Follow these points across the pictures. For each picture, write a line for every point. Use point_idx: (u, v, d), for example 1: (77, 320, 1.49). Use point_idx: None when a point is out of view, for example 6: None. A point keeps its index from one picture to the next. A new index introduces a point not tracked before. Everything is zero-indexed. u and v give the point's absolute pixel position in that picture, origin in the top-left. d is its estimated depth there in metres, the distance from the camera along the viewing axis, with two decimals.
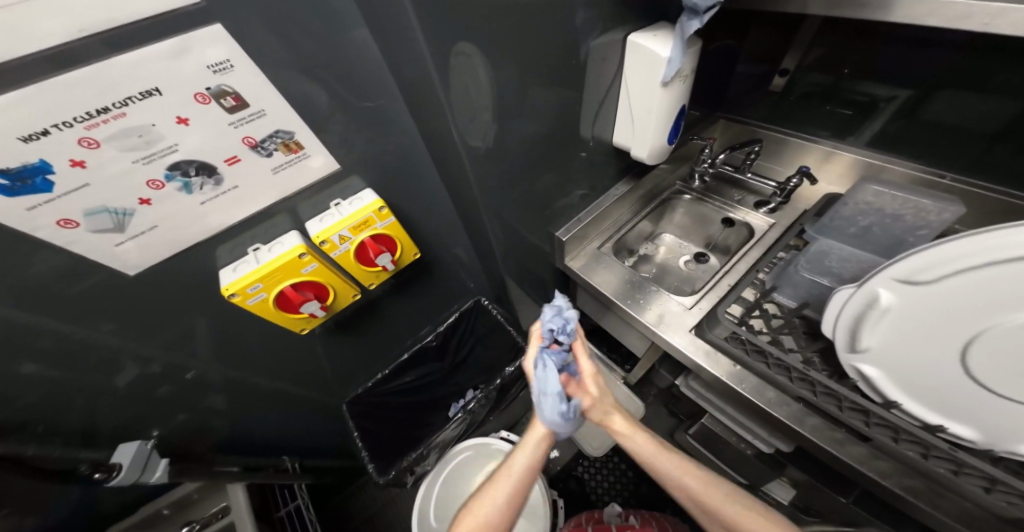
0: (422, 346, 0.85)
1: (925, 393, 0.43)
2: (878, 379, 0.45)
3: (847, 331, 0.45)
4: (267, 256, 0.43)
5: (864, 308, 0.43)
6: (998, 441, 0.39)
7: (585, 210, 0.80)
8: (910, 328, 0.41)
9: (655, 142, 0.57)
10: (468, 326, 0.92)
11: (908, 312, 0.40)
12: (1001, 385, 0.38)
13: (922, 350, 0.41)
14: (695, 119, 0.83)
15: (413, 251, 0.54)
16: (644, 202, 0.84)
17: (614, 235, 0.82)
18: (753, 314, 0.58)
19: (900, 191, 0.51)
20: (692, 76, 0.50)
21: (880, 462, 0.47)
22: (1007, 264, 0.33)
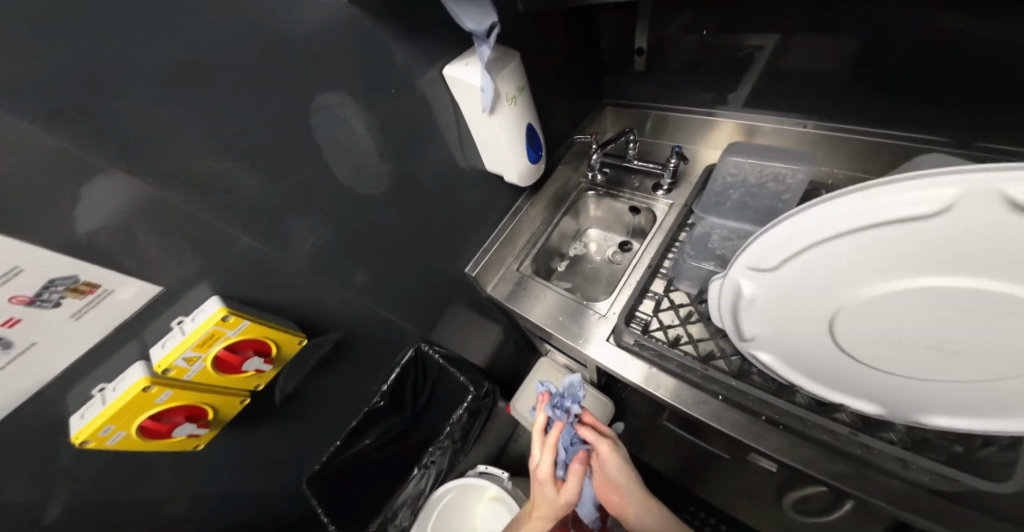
0: (371, 409, 0.82)
1: (819, 372, 0.40)
2: (775, 363, 0.42)
3: (732, 320, 0.42)
4: (112, 395, 0.40)
5: (736, 295, 0.40)
6: (901, 413, 0.37)
7: (491, 234, 0.78)
8: (777, 313, 0.38)
9: (518, 166, 0.51)
10: (417, 373, 0.88)
11: (770, 300, 0.37)
12: (871, 356, 0.35)
13: (795, 335, 0.38)
14: (583, 113, 0.82)
15: (294, 340, 0.51)
16: (556, 206, 0.82)
17: (531, 250, 0.79)
18: (660, 309, 0.56)
19: (756, 159, 0.50)
20: (522, 94, 0.46)
21: (804, 450, 0.45)
22: (867, 231, 0.28)
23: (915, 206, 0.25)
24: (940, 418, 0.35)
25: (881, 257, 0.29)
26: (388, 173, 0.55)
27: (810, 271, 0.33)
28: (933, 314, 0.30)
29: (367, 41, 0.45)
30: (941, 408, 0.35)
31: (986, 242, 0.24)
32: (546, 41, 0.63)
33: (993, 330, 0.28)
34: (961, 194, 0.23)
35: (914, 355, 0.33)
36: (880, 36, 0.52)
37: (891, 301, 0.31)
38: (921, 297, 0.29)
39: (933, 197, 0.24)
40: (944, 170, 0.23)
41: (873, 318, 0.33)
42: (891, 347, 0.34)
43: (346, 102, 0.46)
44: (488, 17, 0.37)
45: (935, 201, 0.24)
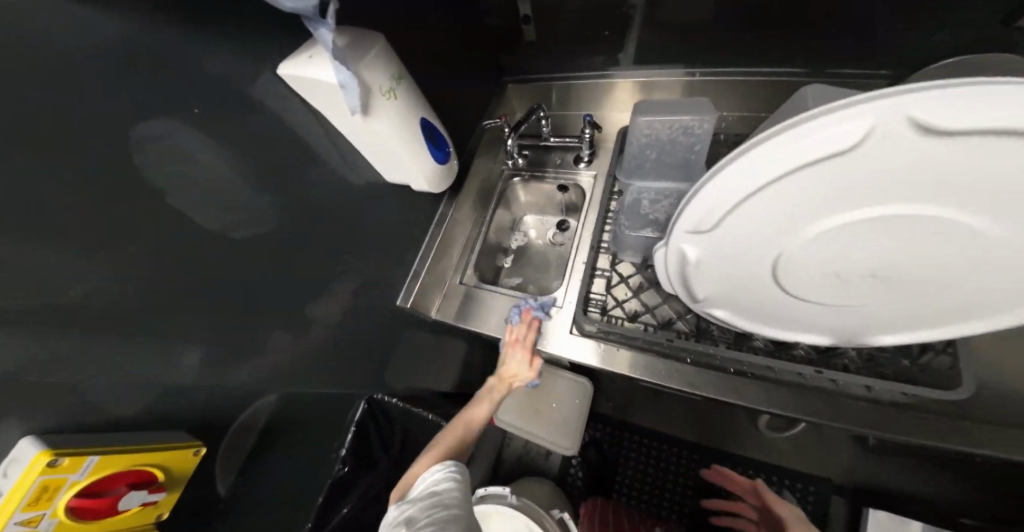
0: (337, 479, 0.69)
1: (773, 318, 0.39)
2: (731, 318, 0.41)
3: (683, 285, 0.40)
4: None
5: (682, 262, 0.38)
6: (851, 338, 0.38)
7: (421, 253, 0.70)
8: (724, 271, 0.36)
9: (425, 172, 0.42)
10: (378, 422, 0.76)
11: (715, 259, 0.35)
12: (817, 295, 0.35)
13: (745, 289, 0.37)
14: (485, 98, 0.75)
15: (187, 453, 0.40)
16: (484, 201, 0.76)
17: (470, 257, 0.73)
18: (613, 285, 0.55)
19: (664, 116, 0.45)
20: (403, 85, 0.35)
21: (778, 394, 0.45)
22: (794, 175, 0.26)
23: (834, 142, 0.23)
24: (885, 335, 0.37)
25: (814, 201, 0.27)
26: (273, 218, 0.44)
27: (747, 227, 0.31)
28: (864, 250, 0.30)
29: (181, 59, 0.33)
30: (883, 326, 0.36)
31: (897, 171, 0.23)
32: (423, 22, 0.54)
33: (915, 250, 0.28)
34: (871, 125, 0.22)
35: (855, 286, 0.33)
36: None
37: (831, 242, 0.30)
38: (854, 236, 0.29)
39: (852, 130, 0.22)
40: (854, 99, 0.21)
41: (815, 261, 0.32)
42: (834, 284, 0.33)
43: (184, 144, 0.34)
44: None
45: (848, 135, 0.23)
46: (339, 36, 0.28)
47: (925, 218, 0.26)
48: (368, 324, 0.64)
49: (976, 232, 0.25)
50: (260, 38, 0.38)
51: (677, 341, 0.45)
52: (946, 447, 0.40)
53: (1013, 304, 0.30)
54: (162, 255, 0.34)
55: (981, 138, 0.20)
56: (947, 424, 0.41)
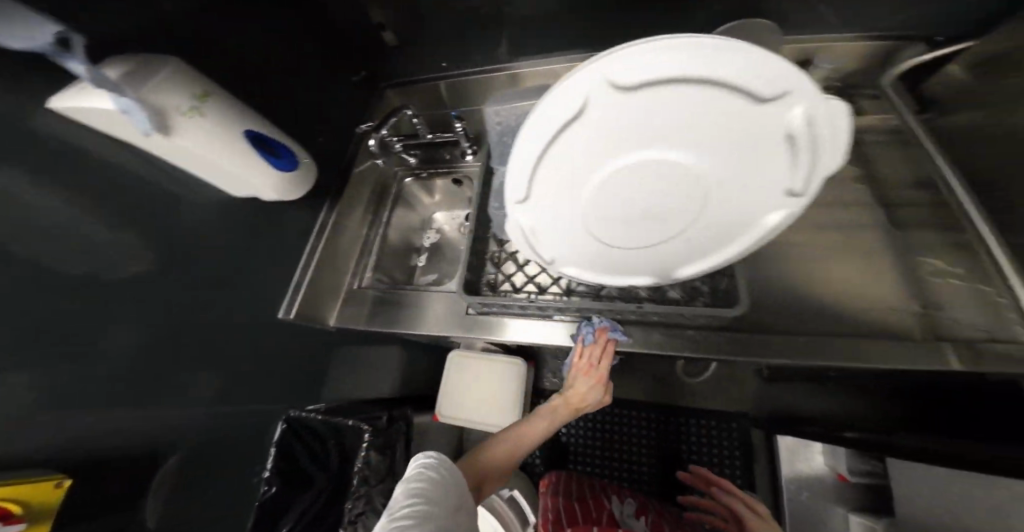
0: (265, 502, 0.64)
1: (607, 264, 0.50)
2: (580, 271, 0.52)
3: (535, 250, 0.50)
4: None
5: (524, 230, 0.48)
6: (664, 273, 0.49)
7: (306, 257, 0.68)
8: (555, 229, 0.47)
9: (266, 186, 0.43)
10: (309, 440, 0.70)
11: (546, 220, 0.46)
12: (622, 241, 0.46)
13: (576, 243, 0.48)
14: (364, 106, 0.78)
15: (46, 487, 0.38)
16: (378, 202, 0.78)
17: (369, 257, 0.74)
18: (503, 264, 0.63)
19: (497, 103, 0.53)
20: (207, 104, 0.37)
21: (631, 334, 0.54)
22: (558, 140, 0.37)
23: (567, 111, 0.35)
24: (683, 268, 0.48)
25: (581, 159, 0.38)
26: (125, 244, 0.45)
27: (550, 189, 0.42)
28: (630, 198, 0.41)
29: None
30: (679, 261, 0.47)
31: (613, 129, 0.35)
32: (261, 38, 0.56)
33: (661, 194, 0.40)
34: (580, 95, 0.34)
35: (641, 229, 0.44)
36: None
37: (607, 194, 0.40)
38: (619, 188, 0.40)
39: (571, 103, 0.34)
40: (565, 81, 0.33)
41: (606, 212, 0.42)
42: (628, 229, 0.44)
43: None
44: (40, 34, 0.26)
45: (572, 106, 0.34)
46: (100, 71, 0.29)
47: (650, 167, 0.38)
48: (268, 339, 0.64)
49: (683, 172, 0.37)
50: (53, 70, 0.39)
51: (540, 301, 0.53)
52: (754, 359, 0.51)
53: (742, 229, 0.41)
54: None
55: (642, 99, 0.33)
56: (750, 340, 0.52)
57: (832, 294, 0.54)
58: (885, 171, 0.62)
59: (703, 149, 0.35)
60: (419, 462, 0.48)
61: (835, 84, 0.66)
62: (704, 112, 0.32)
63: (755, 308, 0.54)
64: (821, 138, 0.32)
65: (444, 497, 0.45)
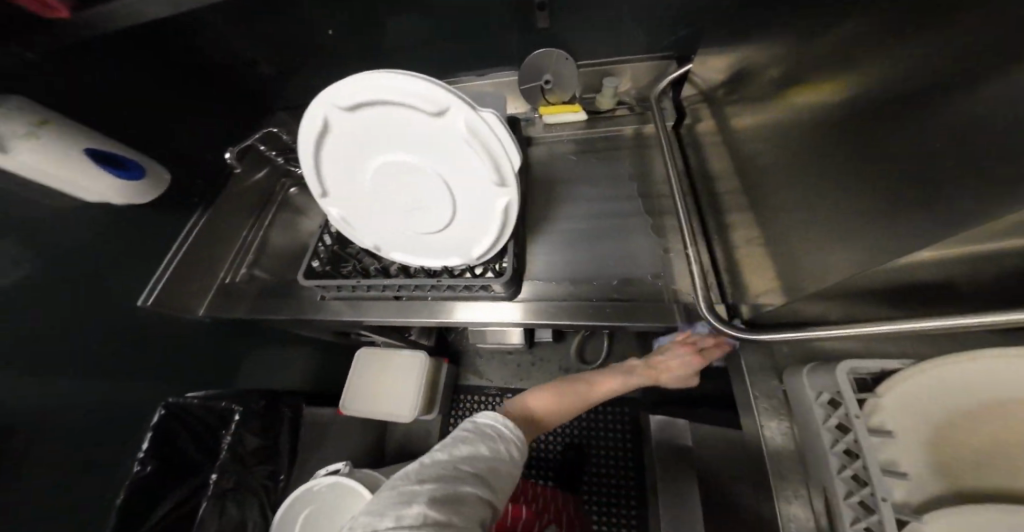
0: (136, 481, 0.68)
1: (419, 249, 0.63)
2: (401, 257, 0.64)
3: (358, 241, 0.62)
4: None
5: (342, 221, 0.60)
6: (462, 253, 0.62)
7: (176, 252, 0.75)
8: (364, 220, 0.60)
9: (106, 194, 0.57)
10: (189, 424, 0.77)
11: (353, 213, 0.59)
12: (416, 226, 0.59)
13: (385, 230, 0.61)
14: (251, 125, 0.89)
15: None
16: (261, 210, 0.90)
17: (250, 256, 0.86)
18: (355, 260, 0.76)
19: None
20: (42, 131, 0.48)
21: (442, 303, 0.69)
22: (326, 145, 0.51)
23: (321, 126, 0.49)
24: (472, 247, 0.61)
25: (351, 157, 0.52)
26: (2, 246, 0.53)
27: (345, 184, 0.56)
28: (402, 187, 0.55)
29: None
30: (468, 242, 0.61)
31: (363, 135, 0.50)
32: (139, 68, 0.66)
33: (421, 183, 0.54)
34: (322, 113, 0.48)
35: (422, 215, 0.57)
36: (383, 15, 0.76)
37: (383, 185, 0.54)
38: (390, 179, 0.54)
39: (320, 119, 0.49)
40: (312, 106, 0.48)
41: (391, 200, 0.56)
42: (414, 215, 0.57)
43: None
44: None
45: (322, 122, 0.49)
46: None
47: (402, 161, 0.52)
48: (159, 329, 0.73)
49: (423, 164, 0.52)
50: None
51: (374, 282, 0.68)
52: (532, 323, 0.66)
53: (492, 213, 0.56)
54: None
55: (369, 112, 0.48)
56: (536, 308, 0.68)
57: (612, 268, 0.69)
58: (654, 166, 0.78)
59: (427, 146, 0.50)
60: (489, 422, 0.52)
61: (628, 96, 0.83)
62: (409, 119, 0.48)
63: (545, 284, 0.70)
64: (490, 134, 0.47)
65: (513, 465, 0.50)
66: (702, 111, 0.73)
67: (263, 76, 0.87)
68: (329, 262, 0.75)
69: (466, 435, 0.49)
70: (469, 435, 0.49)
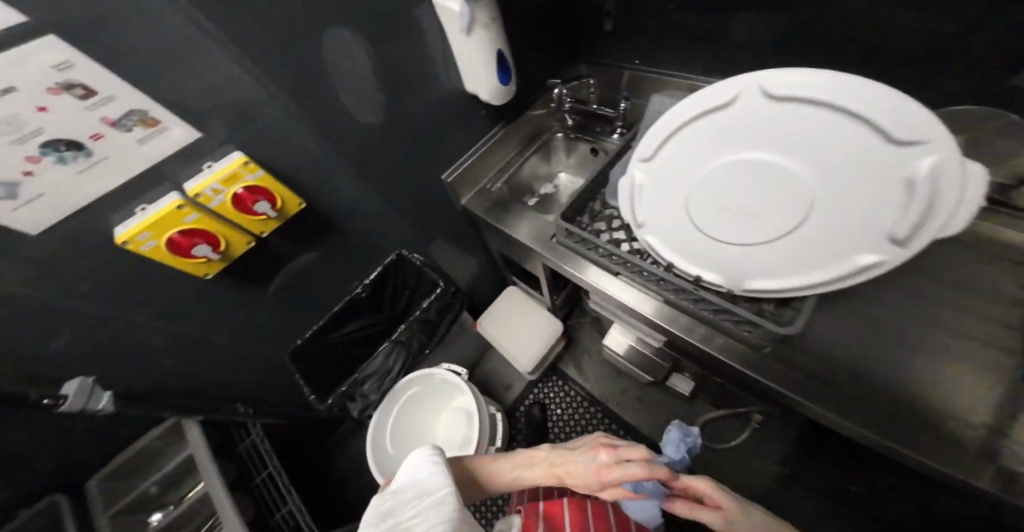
0: (352, 298, 0.92)
1: (684, 252, 0.55)
2: (657, 246, 0.57)
3: (630, 211, 0.59)
4: (152, 208, 0.50)
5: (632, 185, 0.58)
6: (732, 281, 0.51)
7: (469, 150, 0.89)
8: (658, 197, 0.56)
9: (490, 84, 0.67)
10: (397, 277, 0.99)
11: (653, 185, 0.56)
12: (711, 229, 0.52)
13: (668, 215, 0.55)
14: (562, 67, 0.96)
15: (296, 203, 0.65)
16: (527, 142, 0.96)
17: (503, 175, 0.94)
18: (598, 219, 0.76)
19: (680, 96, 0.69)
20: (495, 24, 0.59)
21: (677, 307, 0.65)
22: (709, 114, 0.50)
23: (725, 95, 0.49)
24: (755, 280, 0.49)
25: (716, 136, 0.50)
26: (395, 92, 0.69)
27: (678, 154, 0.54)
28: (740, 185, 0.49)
29: None
30: (754, 273, 0.50)
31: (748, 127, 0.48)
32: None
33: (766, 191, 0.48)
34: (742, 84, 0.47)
35: (732, 222, 0.50)
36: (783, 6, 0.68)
37: (724, 175, 0.50)
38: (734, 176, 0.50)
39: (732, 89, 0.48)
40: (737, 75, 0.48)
41: (713, 192, 0.51)
42: (723, 217, 0.51)
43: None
44: None
45: (728, 93, 0.48)
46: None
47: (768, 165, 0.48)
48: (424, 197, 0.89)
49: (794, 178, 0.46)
50: None
51: (620, 254, 0.66)
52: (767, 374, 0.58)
53: (829, 260, 0.44)
54: (320, 61, 0.57)
55: (787, 108, 0.45)
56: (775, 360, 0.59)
57: (890, 387, 0.56)
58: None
59: (823, 164, 0.44)
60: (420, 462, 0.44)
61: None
62: (840, 130, 0.42)
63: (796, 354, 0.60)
64: (936, 189, 0.37)
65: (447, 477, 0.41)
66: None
67: (599, 29, 0.90)
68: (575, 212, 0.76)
69: (400, 504, 0.39)
70: (411, 494, 0.40)
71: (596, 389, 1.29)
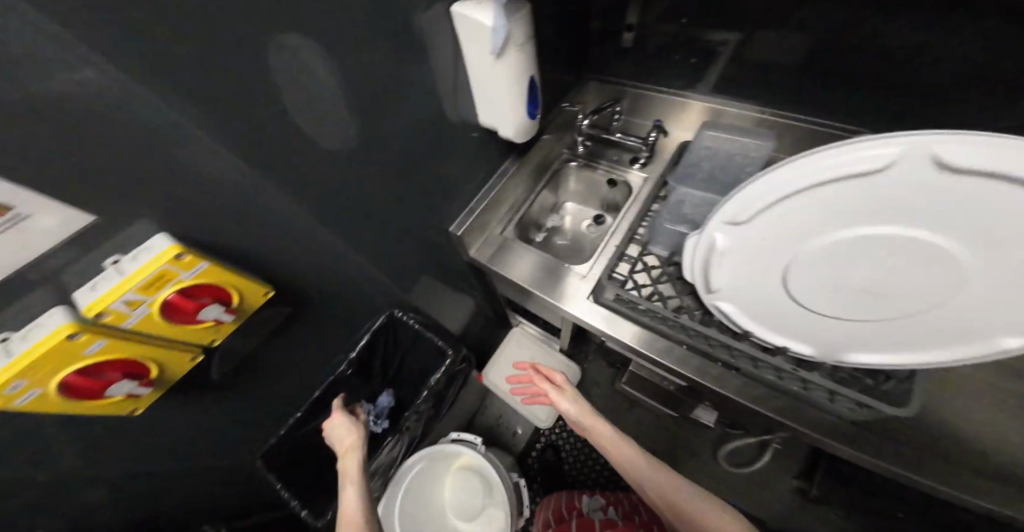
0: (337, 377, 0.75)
1: (768, 319, 0.45)
2: (734, 314, 0.46)
3: (702, 276, 0.44)
4: (19, 345, 0.30)
5: (709, 250, 0.42)
6: (831, 353, 0.43)
7: (474, 195, 0.73)
8: (741, 264, 0.42)
9: (518, 121, 0.49)
10: (385, 339, 0.80)
11: (739, 250, 0.40)
12: (815, 300, 0.41)
13: (754, 281, 0.43)
14: (569, 81, 0.82)
15: (261, 290, 0.45)
16: (538, 173, 0.82)
17: (514, 217, 0.78)
18: (635, 269, 0.61)
19: (726, 132, 0.56)
20: (530, 46, 0.42)
21: (761, 393, 0.55)
22: (836, 183, 0.31)
23: (878, 159, 0.29)
24: (857, 354, 0.42)
25: (890, 200, 0.31)
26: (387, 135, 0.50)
27: (792, 221, 0.36)
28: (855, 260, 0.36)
29: None
30: (855, 342, 0.42)
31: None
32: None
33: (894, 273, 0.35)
34: (902, 150, 0.28)
35: (846, 299, 0.39)
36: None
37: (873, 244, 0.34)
38: (842, 252, 0.36)
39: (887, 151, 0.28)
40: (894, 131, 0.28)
41: (818, 270, 0.38)
42: (835, 294, 0.39)
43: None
44: None
45: (875, 161, 0.29)
46: None
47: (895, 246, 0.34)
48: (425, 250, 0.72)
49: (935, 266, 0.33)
50: None
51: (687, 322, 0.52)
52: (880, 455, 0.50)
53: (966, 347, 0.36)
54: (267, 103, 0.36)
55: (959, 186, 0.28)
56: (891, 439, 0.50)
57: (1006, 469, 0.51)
58: None
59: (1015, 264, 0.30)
60: None
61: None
62: None
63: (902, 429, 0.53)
64: None
65: None
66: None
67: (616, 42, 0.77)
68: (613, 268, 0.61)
69: None
70: None
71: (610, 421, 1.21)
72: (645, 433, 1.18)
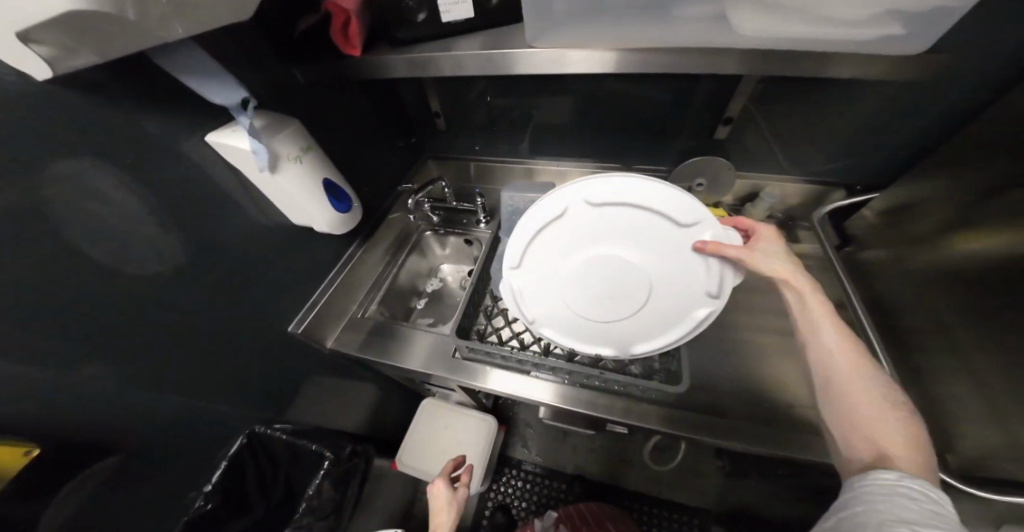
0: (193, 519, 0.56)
1: (578, 334, 0.54)
2: (556, 337, 0.54)
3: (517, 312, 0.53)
4: None
5: (513, 292, 0.53)
6: (625, 348, 0.53)
7: (319, 286, 0.74)
8: (537, 294, 0.53)
9: (325, 216, 0.55)
10: (257, 461, 0.69)
11: (531, 285, 0.53)
12: (595, 312, 0.52)
13: (552, 307, 0.53)
14: (407, 165, 0.94)
15: (17, 451, 0.37)
16: (397, 249, 0.89)
17: (378, 293, 0.83)
18: (491, 316, 0.74)
19: (519, 191, 0.75)
20: (308, 154, 0.50)
21: (601, 399, 0.65)
22: (552, 223, 0.49)
23: (559, 204, 0.48)
24: (640, 345, 0.52)
25: (581, 229, 0.49)
26: (203, 248, 0.52)
27: (545, 255, 0.51)
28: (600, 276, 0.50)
29: (107, 93, 0.40)
30: (635, 339, 0.53)
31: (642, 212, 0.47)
32: (347, 105, 0.69)
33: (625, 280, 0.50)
34: (570, 200, 0.48)
35: (610, 306, 0.51)
36: (591, 106, 0.83)
37: (596, 260, 0.50)
38: (588, 272, 0.51)
39: (559, 198, 0.48)
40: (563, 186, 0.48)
41: (582, 288, 0.51)
42: (604, 302, 0.51)
43: (103, 135, 0.40)
44: (237, 92, 0.40)
45: (559, 205, 0.48)
46: (255, 120, 0.43)
47: (614, 260, 0.50)
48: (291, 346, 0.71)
49: (637, 267, 0.50)
50: (196, 111, 0.48)
51: (524, 355, 0.64)
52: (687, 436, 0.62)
53: (681, 320, 0.50)
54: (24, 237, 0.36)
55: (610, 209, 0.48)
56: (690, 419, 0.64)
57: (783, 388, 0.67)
58: None
59: (653, 249, 0.49)
60: None
61: (782, 213, 0.91)
62: (644, 219, 0.48)
63: (704, 388, 0.68)
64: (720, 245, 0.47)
65: None
66: (870, 243, 0.79)
67: (435, 127, 0.94)
68: (469, 319, 0.71)
69: None
70: None
71: (548, 458, 1.22)
72: (581, 458, 1.21)
